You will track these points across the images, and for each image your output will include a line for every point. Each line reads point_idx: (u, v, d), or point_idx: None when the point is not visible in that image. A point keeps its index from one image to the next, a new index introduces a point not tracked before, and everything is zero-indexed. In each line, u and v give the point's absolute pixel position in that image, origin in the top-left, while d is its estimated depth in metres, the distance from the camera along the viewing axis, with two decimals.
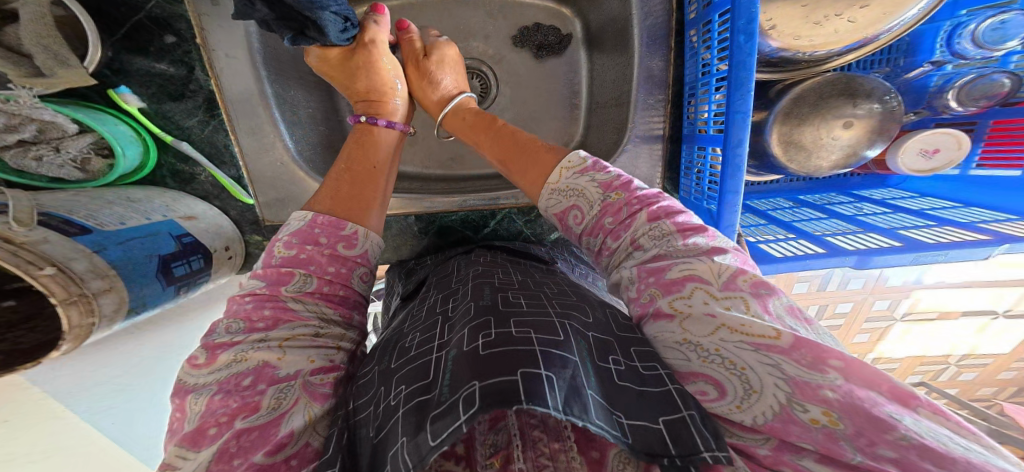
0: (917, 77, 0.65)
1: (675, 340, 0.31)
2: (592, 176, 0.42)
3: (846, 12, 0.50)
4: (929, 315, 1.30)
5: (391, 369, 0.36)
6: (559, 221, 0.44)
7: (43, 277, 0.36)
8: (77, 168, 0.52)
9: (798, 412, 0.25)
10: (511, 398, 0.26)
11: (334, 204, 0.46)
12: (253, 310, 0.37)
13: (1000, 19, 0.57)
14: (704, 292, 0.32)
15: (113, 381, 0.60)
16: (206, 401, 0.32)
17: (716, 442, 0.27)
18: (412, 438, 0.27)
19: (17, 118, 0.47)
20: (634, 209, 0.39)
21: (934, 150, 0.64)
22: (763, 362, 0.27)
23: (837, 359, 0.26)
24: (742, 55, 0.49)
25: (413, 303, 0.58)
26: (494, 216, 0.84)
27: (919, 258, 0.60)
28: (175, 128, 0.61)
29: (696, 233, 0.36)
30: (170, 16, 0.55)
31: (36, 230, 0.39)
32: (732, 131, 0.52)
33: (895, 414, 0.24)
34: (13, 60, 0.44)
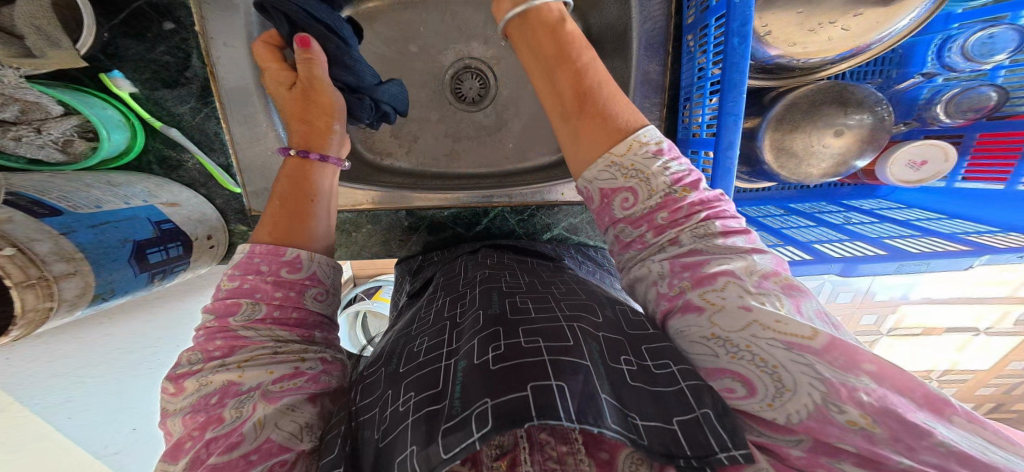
0: (908, 88, 0.67)
1: (702, 335, 0.33)
2: (664, 163, 0.37)
3: (839, 20, 0.50)
4: (913, 331, 1.31)
5: (399, 373, 0.39)
6: (603, 198, 0.38)
7: (1, 257, 0.34)
8: (57, 149, 0.50)
9: (835, 414, 0.27)
10: (522, 415, 0.28)
11: (281, 232, 0.45)
12: (207, 342, 0.39)
13: (989, 33, 0.58)
14: (738, 287, 0.32)
15: (73, 372, 0.57)
16: (181, 420, 0.35)
17: (733, 440, 0.28)
18: (423, 448, 0.29)
19: (1, 98, 0.45)
20: (696, 210, 0.37)
21: (922, 162, 0.65)
22: (796, 361, 0.28)
23: (871, 363, 0.28)
24: (736, 57, 0.50)
25: (420, 303, 0.59)
26: (486, 214, 0.84)
27: (902, 267, 0.61)
28: (166, 114, 0.60)
29: (738, 235, 0.36)
30: (170, 3, 0.55)
31: (1, 209, 0.38)
32: (724, 134, 0.53)
33: (929, 421, 0.26)
34: (3, 40, 0.43)
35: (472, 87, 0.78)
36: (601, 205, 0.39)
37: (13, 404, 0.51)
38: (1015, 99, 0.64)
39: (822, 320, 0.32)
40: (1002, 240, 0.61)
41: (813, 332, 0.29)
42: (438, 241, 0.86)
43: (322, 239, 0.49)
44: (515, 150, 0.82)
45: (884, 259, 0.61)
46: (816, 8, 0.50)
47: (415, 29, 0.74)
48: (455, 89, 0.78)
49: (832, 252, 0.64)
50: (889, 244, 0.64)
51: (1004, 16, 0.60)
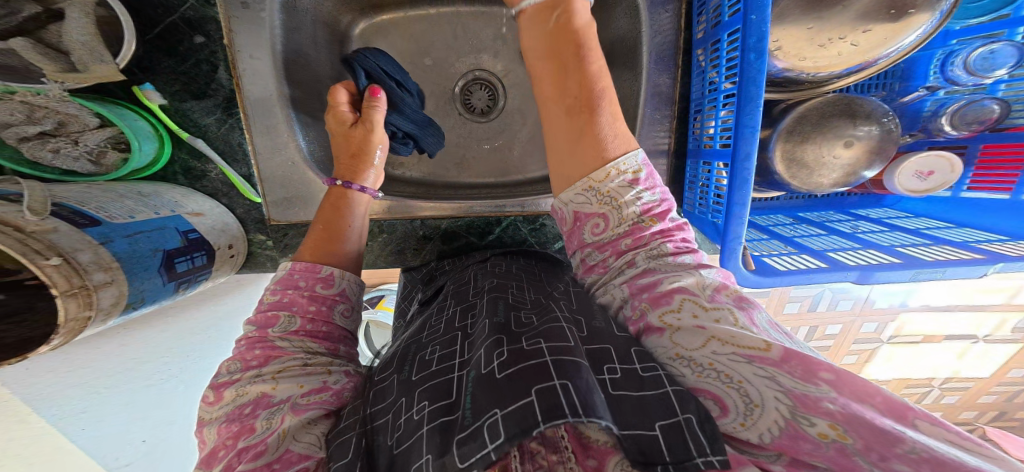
0: (912, 101, 0.69)
1: (669, 355, 0.37)
2: (637, 192, 0.42)
3: (849, 36, 0.52)
4: (914, 338, 1.29)
5: (412, 381, 0.40)
6: (578, 218, 0.44)
7: (48, 267, 0.36)
8: (91, 161, 0.52)
9: (806, 427, 0.28)
10: (529, 423, 0.29)
11: (321, 252, 0.49)
12: (246, 352, 0.41)
13: (989, 49, 0.60)
14: (692, 303, 0.37)
15: (89, 383, 0.59)
16: (217, 429, 0.36)
17: (711, 447, 0.29)
18: (438, 458, 0.30)
19: (40, 110, 0.47)
20: (656, 238, 0.42)
21: (928, 172, 0.66)
22: (760, 375, 0.31)
23: (829, 372, 0.30)
24: (753, 71, 0.51)
25: (431, 309, 0.60)
26: (499, 223, 0.83)
27: (919, 275, 0.62)
28: (192, 125, 0.61)
29: (687, 253, 0.43)
30: (202, 18, 0.57)
31: (49, 219, 0.39)
32: (741, 145, 0.53)
33: (897, 426, 0.27)
34: (49, 56, 0.44)
35: (481, 97, 0.80)
36: (572, 229, 0.46)
37: (31, 414, 0.54)
38: (1015, 113, 0.66)
39: (774, 330, 0.37)
40: (1016, 249, 0.63)
41: (768, 345, 0.32)
42: (451, 250, 0.85)
43: (352, 258, 0.52)
44: (522, 160, 0.84)
45: (898, 267, 0.62)
46: (826, 24, 0.52)
47: (429, 42, 0.76)
48: (464, 100, 0.79)
49: (846, 260, 0.65)
50: (903, 251, 0.66)
51: (1001, 33, 0.63)
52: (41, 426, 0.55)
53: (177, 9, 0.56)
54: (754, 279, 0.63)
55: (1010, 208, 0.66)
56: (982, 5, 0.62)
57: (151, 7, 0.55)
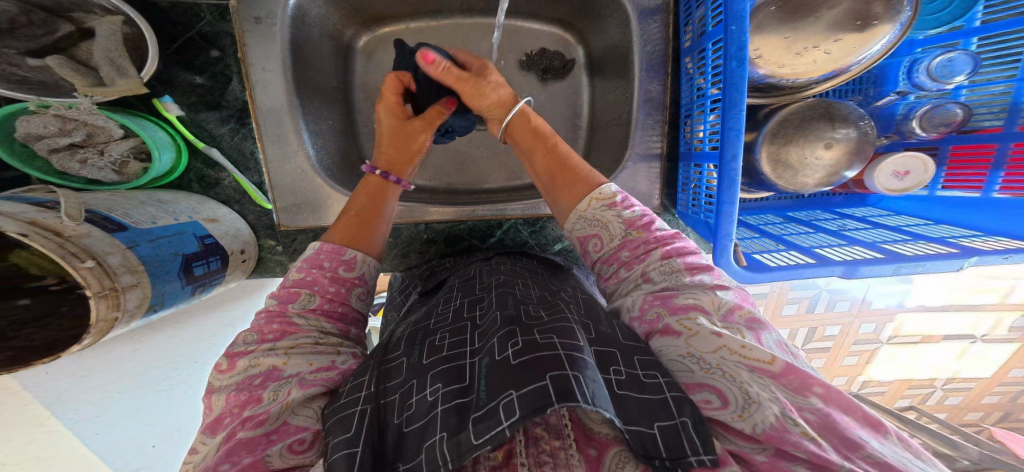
0: (884, 105, 0.74)
1: (679, 353, 0.39)
2: (618, 212, 0.48)
3: (822, 44, 0.56)
4: (913, 339, 1.38)
5: (423, 364, 0.42)
6: (581, 243, 0.51)
7: (83, 269, 0.38)
8: (114, 170, 0.54)
9: (791, 425, 0.32)
10: (544, 403, 0.31)
11: (345, 235, 0.51)
12: (264, 324, 0.42)
13: (947, 57, 0.65)
14: (705, 319, 0.39)
15: (103, 388, 0.61)
16: (225, 398, 0.37)
17: (704, 447, 0.33)
18: (453, 435, 0.33)
19: (71, 123, 0.49)
20: (651, 246, 0.46)
21: (905, 172, 0.70)
22: (760, 381, 0.35)
23: (820, 387, 0.35)
24: (735, 77, 0.55)
25: (434, 300, 0.63)
26: (500, 226, 0.87)
27: (899, 270, 0.65)
28: (207, 136, 0.64)
29: (703, 272, 0.44)
30: (217, 34, 0.61)
31: (83, 225, 0.42)
32: (727, 146, 0.57)
33: (863, 436, 0.33)
34: (80, 71, 0.49)
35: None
36: (581, 248, 0.51)
37: (49, 417, 0.56)
38: (979, 116, 0.70)
39: (781, 349, 0.39)
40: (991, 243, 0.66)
41: (773, 358, 0.35)
42: (454, 252, 0.88)
43: (375, 243, 0.53)
44: (521, 167, 0.88)
45: (883, 262, 0.65)
46: (801, 33, 0.56)
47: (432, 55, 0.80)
48: None
49: (833, 257, 0.69)
50: (886, 248, 0.70)
51: (957, 43, 0.68)
52: (59, 428, 0.58)
53: (195, 26, 0.60)
54: (746, 274, 0.66)
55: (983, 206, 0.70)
56: (936, 16, 0.68)
57: (171, 23, 0.59)
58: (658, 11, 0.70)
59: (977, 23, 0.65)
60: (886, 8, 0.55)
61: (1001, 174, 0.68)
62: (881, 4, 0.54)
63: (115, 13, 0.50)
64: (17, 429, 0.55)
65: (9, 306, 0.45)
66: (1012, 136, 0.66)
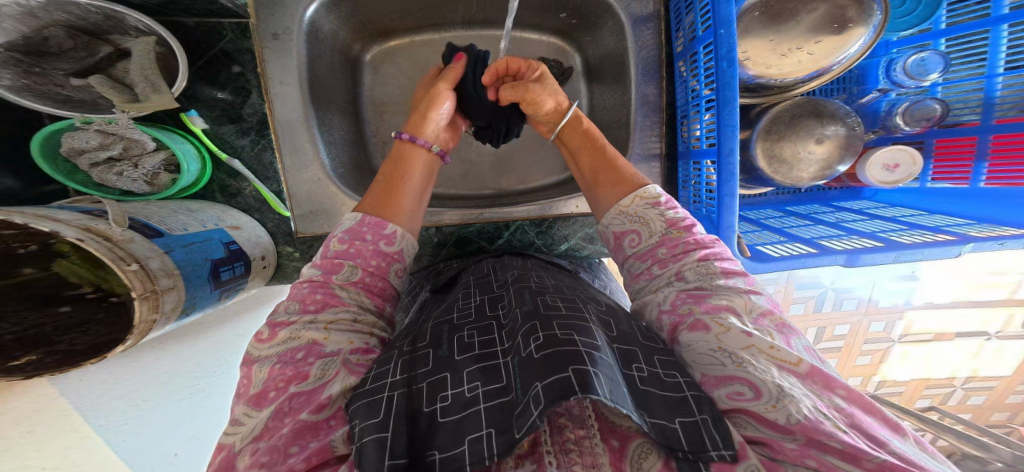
0: (868, 102, 0.77)
1: (710, 348, 0.41)
2: (662, 211, 0.52)
3: (805, 46, 0.60)
4: (925, 337, 1.48)
5: (454, 360, 0.44)
6: (616, 239, 0.54)
7: (129, 271, 0.41)
8: (146, 182, 0.57)
9: (823, 420, 0.35)
10: (569, 391, 0.34)
11: (380, 206, 0.51)
12: (307, 295, 0.43)
13: (920, 57, 0.68)
14: (738, 318, 0.42)
15: (129, 396, 0.63)
16: (269, 369, 0.38)
17: (724, 442, 0.36)
18: (501, 433, 0.35)
19: (111, 137, 0.53)
20: (690, 248, 0.49)
21: (894, 165, 0.74)
22: (790, 379, 0.38)
23: (844, 390, 0.39)
24: (726, 77, 0.58)
25: (451, 297, 0.65)
26: (507, 227, 0.90)
27: (900, 257, 0.68)
28: (229, 148, 0.67)
29: (738, 277, 0.47)
30: (237, 51, 0.64)
31: (128, 230, 0.45)
32: (723, 141, 0.60)
33: (889, 437, 0.37)
34: (118, 89, 0.53)
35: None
36: (616, 244, 0.55)
37: (82, 424, 0.58)
38: (956, 111, 0.74)
39: (809, 354, 0.43)
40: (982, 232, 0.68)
41: (798, 360, 0.39)
42: (463, 254, 0.91)
43: (415, 218, 0.53)
44: (528, 172, 0.92)
45: (884, 249, 0.68)
46: (784, 36, 0.60)
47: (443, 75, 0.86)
48: None
49: (835, 247, 0.71)
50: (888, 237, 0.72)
51: (928, 44, 0.72)
52: (93, 436, 0.59)
53: (217, 44, 0.63)
54: (751, 264, 0.70)
55: (979, 196, 0.72)
56: (906, 19, 0.72)
57: (197, 44, 0.63)
58: (651, 18, 0.74)
59: (944, 25, 0.69)
60: (858, 12, 0.58)
61: (986, 165, 0.71)
62: (853, 9, 0.58)
63: (148, 33, 0.53)
64: (56, 436, 0.56)
65: (52, 313, 0.47)
66: (988, 129, 0.71)
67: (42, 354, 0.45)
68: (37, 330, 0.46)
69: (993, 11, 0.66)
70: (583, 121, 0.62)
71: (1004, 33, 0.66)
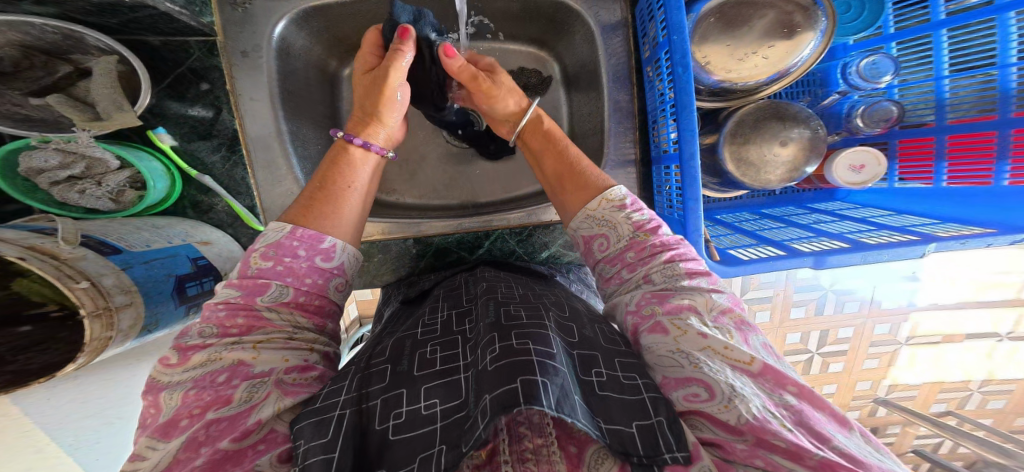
0: (830, 104, 0.80)
1: (670, 349, 0.42)
2: (628, 214, 0.52)
3: (759, 50, 0.62)
4: (934, 338, 1.46)
5: (415, 376, 0.44)
6: (586, 242, 0.54)
7: (78, 289, 0.41)
8: (111, 200, 0.58)
9: (770, 418, 0.35)
10: (511, 402, 0.34)
11: (316, 220, 0.49)
12: (226, 317, 0.41)
13: (871, 60, 0.71)
14: (697, 319, 0.43)
15: (101, 414, 0.63)
16: (180, 396, 0.36)
17: (678, 445, 0.35)
18: (452, 448, 0.35)
19: (71, 156, 0.53)
20: (655, 250, 0.50)
21: (860, 166, 0.75)
22: (741, 378, 0.39)
23: (794, 387, 0.40)
24: (682, 82, 0.59)
25: (420, 311, 0.65)
26: (488, 237, 0.88)
27: (867, 257, 0.68)
28: (199, 164, 0.67)
29: (701, 276, 0.48)
30: (206, 68, 0.65)
31: (78, 248, 0.45)
32: (684, 146, 0.61)
33: (835, 432, 0.37)
34: (79, 108, 0.54)
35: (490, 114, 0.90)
36: (586, 248, 0.55)
37: (48, 444, 0.56)
38: (913, 112, 0.76)
39: (764, 351, 0.43)
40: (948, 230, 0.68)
41: (751, 359, 0.40)
42: (442, 265, 0.90)
43: (353, 230, 0.53)
44: (513, 181, 0.92)
45: (848, 250, 0.68)
46: (739, 41, 0.63)
47: None
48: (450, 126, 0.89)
49: (805, 249, 0.72)
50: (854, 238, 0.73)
51: (880, 48, 0.75)
52: (60, 455, 0.58)
53: (185, 62, 0.64)
54: (722, 268, 0.70)
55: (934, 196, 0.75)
56: (853, 25, 0.75)
57: (164, 62, 0.63)
58: (619, 26, 0.76)
59: (892, 29, 0.73)
60: (804, 17, 0.62)
61: (945, 165, 0.73)
62: (800, 15, 0.61)
63: (110, 52, 0.54)
64: (17, 456, 0.53)
65: (10, 333, 0.47)
66: (945, 130, 0.72)
67: None
68: None
69: (932, 15, 0.69)
70: (543, 119, 0.65)
71: (945, 37, 0.69)
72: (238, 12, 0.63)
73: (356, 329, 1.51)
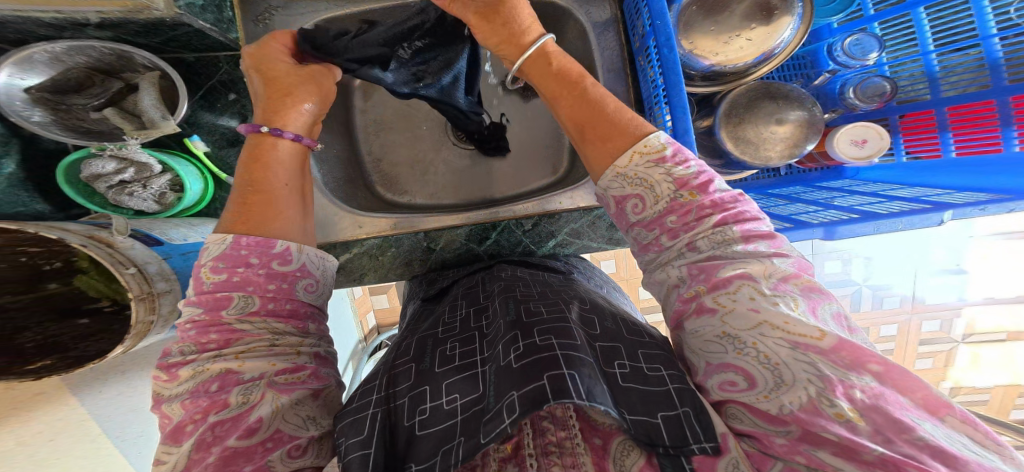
0: (822, 83, 0.83)
1: (715, 334, 0.39)
2: (668, 169, 0.45)
3: (742, 33, 0.65)
4: (998, 336, 1.51)
5: (438, 372, 0.50)
6: (618, 204, 0.48)
7: (128, 274, 0.47)
8: (155, 201, 0.64)
9: (826, 407, 0.33)
10: (541, 399, 0.37)
11: (256, 224, 0.48)
12: (199, 335, 0.42)
13: (855, 38, 0.72)
14: (750, 288, 0.39)
15: (140, 404, 0.73)
16: (180, 406, 0.40)
17: (705, 435, 0.37)
18: (470, 439, 0.38)
19: (125, 162, 0.60)
20: (704, 213, 0.44)
21: (862, 140, 0.76)
22: (800, 359, 0.35)
23: (877, 365, 0.35)
24: (670, 62, 0.63)
25: (442, 309, 0.70)
26: (494, 228, 0.92)
27: (881, 227, 0.69)
28: (230, 168, 0.73)
29: (760, 240, 0.43)
30: (234, 80, 0.71)
31: (128, 238, 0.51)
32: (677, 123, 0.63)
33: (919, 420, 0.32)
34: (128, 118, 0.61)
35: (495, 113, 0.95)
36: (618, 210, 0.49)
37: (101, 436, 0.67)
38: (906, 88, 0.77)
39: (837, 322, 0.38)
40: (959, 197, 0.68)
41: (821, 334, 0.35)
42: (451, 260, 0.94)
43: (302, 230, 0.52)
44: (517, 177, 0.96)
45: (860, 221, 0.69)
46: (725, 25, 0.65)
47: None
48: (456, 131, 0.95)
49: (814, 220, 0.74)
50: (866, 209, 0.73)
51: (865, 28, 0.77)
52: (109, 446, 0.68)
53: (215, 75, 0.70)
54: None
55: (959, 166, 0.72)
56: (831, 7, 0.77)
57: (196, 75, 0.70)
58: (610, 22, 0.79)
59: (872, 11, 0.75)
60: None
61: (950, 135, 0.73)
62: None
63: (154, 69, 0.61)
64: (76, 446, 0.63)
65: (72, 324, 0.55)
66: (943, 102, 0.73)
67: (56, 358, 0.51)
68: (57, 338, 0.53)
69: None
70: (558, 52, 0.56)
71: (924, 15, 0.71)
72: (260, 27, 0.70)
73: (374, 337, 1.59)
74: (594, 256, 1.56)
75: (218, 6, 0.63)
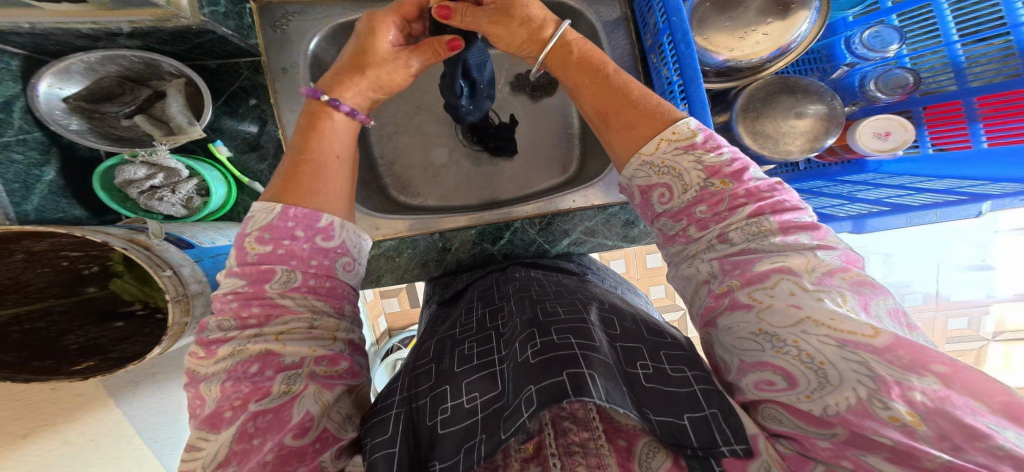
0: (840, 77, 0.81)
1: (751, 331, 0.38)
2: (696, 155, 0.44)
3: (758, 28, 0.65)
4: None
5: (457, 371, 0.50)
6: (644, 194, 0.47)
7: (165, 276, 0.49)
8: (183, 205, 0.65)
9: (880, 409, 0.31)
10: (561, 395, 0.37)
11: (302, 195, 0.47)
12: (241, 308, 0.42)
13: (874, 30, 0.72)
14: (791, 284, 0.37)
15: (172, 407, 0.76)
16: (220, 388, 0.39)
17: (736, 438, 0.37)
18: (491, 437, 0.39)
19: (154, 168, 0.61)
20: (738, 203, 0.42)
21: (885, 133, 0.74)
22: (848, 359, 0.33)
23: (943, 366, 0.32)
24: (687, 57, 0.62)
25: (459, 310, 0.71)
26: (508, 227, 0.92)
27: (911, 219, 0.70)
28: (251, 173, 0.74)
29: (801, 232, 0.41)
30: (253, 86, 0.72)
31: (163, 242, 0.53)
32: (697, 118, 0.62)
33: (996, 426, 0.30)
34: (156, 124, 0.63)
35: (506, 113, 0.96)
36: (644, 201, 0.48)
37: (135, 437, 0.70)
38: (929, 79, 0.76)
39: (893, 319, 0.36)
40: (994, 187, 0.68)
41: (874, 332, 0.33)
42: (465, 261, 0.94)
43: (345, 206, 0.51)
44: (529, 177, 0.97)
45: (890, 213, 0.70)
46: (740, 20, 0.65)
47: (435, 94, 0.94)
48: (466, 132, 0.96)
49: (843, 215, 0.74)
50: (895, 202, 0.74)
51: (882, 20, 0.76)
52: (143, 447, 0.72)
53: (235, 81, 0.72)
54: None
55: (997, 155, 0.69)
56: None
57: (217, 82, 0.71)
58: (620, 21, 0.80)
59: (889, 3, 0.75)
60: None
61: (980, 126, 0.71)
62: None
63: (180, 76, 0.63)
64: (113, 445, 0.66)
65: (109, 327, 0.57)
66: (969, 93, 0.71)
67: (97, 360, 0.53)
68: (96, 341, 0.55)
69: None
70: (576, 39, 0.56)
71: (946, 8, 0.70)
72: (277, 33, 0.72)
73: (385, 341, 1.60)
74: (603, 257, 1.56)
75: (240, 14, 0.66)
